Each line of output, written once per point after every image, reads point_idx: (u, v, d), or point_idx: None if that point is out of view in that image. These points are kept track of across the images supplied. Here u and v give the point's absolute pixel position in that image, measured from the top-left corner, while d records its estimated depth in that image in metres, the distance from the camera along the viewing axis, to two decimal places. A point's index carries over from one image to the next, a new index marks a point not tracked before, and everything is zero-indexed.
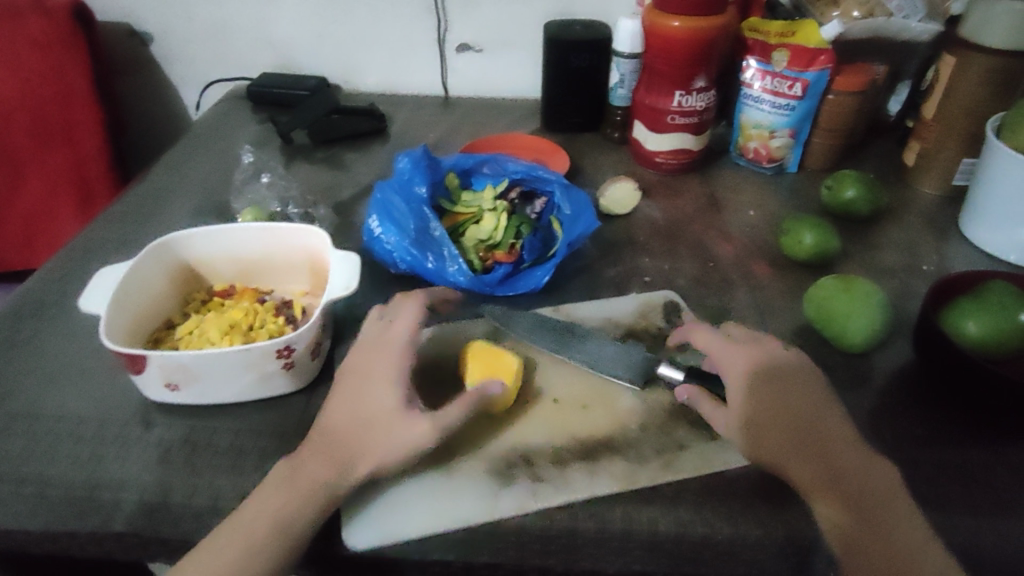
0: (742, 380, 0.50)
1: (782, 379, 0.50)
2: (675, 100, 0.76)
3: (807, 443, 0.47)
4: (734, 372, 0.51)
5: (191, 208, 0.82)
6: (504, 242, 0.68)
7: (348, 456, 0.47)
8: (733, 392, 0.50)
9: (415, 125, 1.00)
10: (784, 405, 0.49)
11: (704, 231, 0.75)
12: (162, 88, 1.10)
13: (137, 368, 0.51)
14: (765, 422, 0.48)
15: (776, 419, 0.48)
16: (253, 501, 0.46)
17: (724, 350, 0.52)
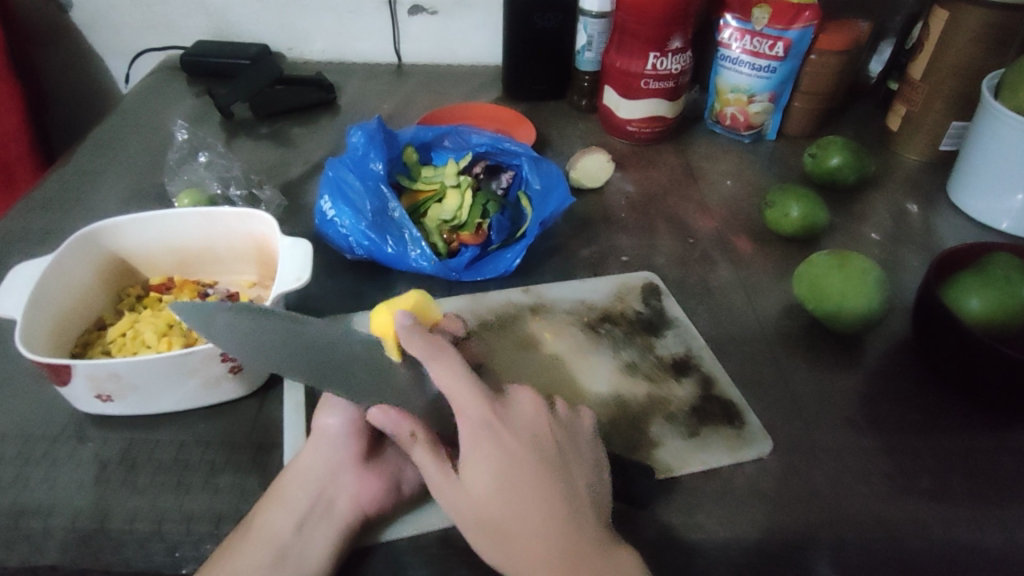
0: (486, 451, 0.38)
1: (522, 446, 0.39)
2: (649, 62, 0.71)
3: (519, 509, 0.37)
4: (477, 437, 0.38)
5: (122, 192, 0.74)
6: (470, 223, 0.62)
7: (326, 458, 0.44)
8: (469, 461, 0.38)
9: (368, 96, 0.93)
10: (517, 482, 0.38)
11: (682, 203, 0.70)
12: (86, 60, 0.99)
13: (62, 381, 0.45)
14: (505, 484, 0.38)
15: (505, 503, 0.37)
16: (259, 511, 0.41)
17: (462, 402, 0.39)
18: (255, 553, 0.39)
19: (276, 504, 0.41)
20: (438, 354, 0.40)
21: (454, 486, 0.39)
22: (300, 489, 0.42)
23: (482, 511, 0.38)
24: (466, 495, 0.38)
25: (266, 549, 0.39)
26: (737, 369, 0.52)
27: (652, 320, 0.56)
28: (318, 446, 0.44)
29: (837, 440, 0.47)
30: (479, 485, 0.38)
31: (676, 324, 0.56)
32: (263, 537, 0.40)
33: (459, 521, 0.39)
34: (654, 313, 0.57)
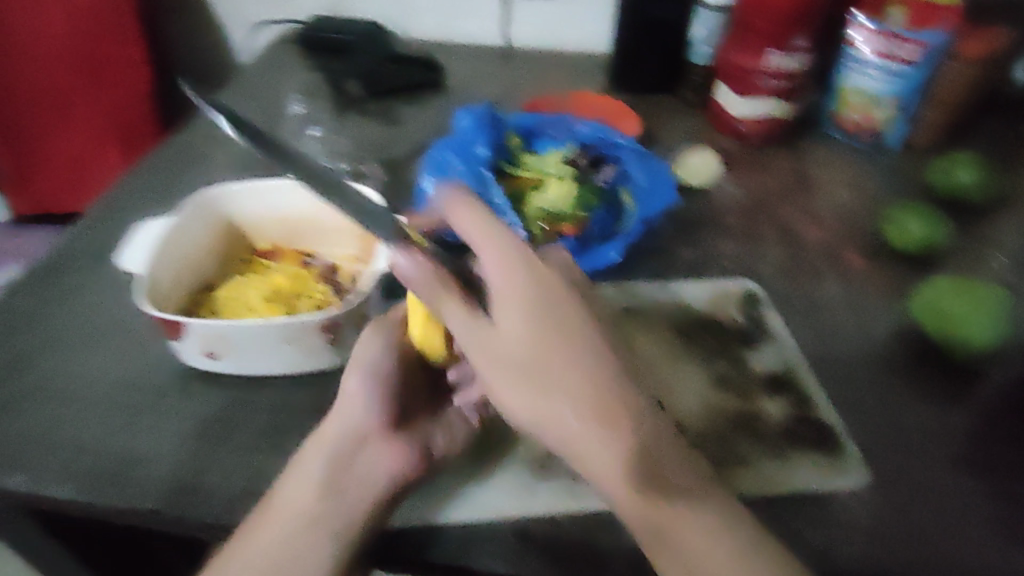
0: (517, 320, 0.35)
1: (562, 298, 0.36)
2: (769, 60, 0.68)
3: (558, 373, 0.34)
4: (513, 304, 0.35)
5: (236, 158, 0.77)
6: (570, 214, 0.61)
7: (354, 423, 0.45)
8: (490, 320, 0.36)
9: (474, 78, 0.93)
10: (561, 359, 0.34)
11: (789, 210, 0.68)
12: (210, 29, 1.04)
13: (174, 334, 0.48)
14: (543, 341, 0.35)
15: (539, 359, 0.34)
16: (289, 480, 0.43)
17: (483, 260, 0.36)
18: (276, 528, 0.41)
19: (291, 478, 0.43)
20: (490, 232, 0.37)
21: (482, 335, 0.36)
22: (308, 456, 0.43)
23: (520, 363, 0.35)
24: (499, 346, 0.35)
25: (289, 521, 0.41)
26: (837, 392, 0.50)
27: (749, 331, 0.54)
28: (349, 408, 0.45)
29: (945, 480, 0.44)
30: (514, 329, 0.35)
31: (774, 339, 0.53)
32: (285, 513, 0.41)
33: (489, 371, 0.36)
34: (751, 324, 0.54)
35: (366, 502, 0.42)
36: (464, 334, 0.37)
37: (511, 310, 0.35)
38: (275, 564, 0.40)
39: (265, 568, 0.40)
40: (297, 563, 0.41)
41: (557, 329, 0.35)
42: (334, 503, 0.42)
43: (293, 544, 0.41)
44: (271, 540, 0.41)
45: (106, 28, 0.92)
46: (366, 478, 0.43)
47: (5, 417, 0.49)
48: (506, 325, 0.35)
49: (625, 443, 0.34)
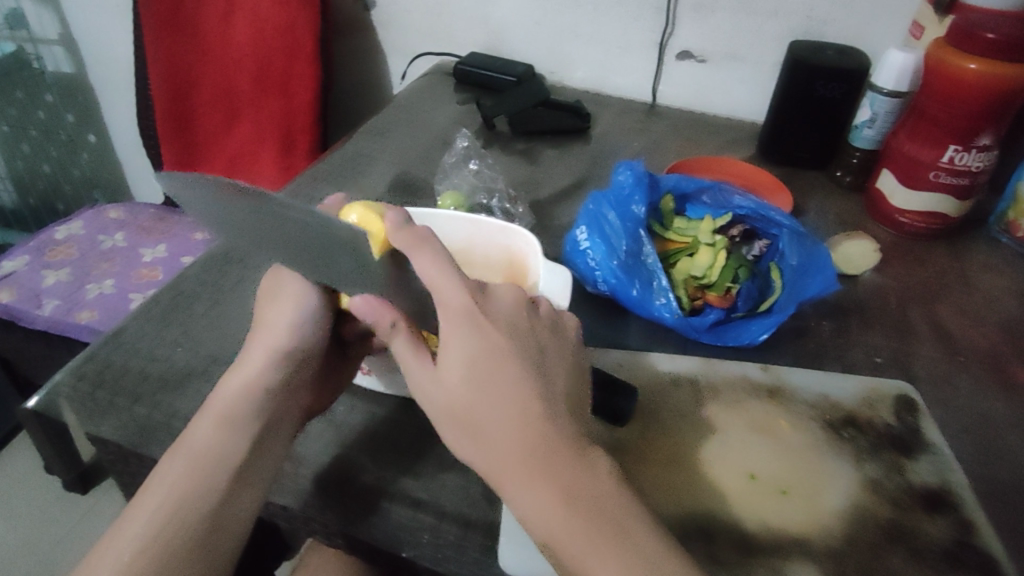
0: (529, 495, 0.36)
1: (502, 336, 0.38)
2: (946, 154, 0.65)
3: (467, 409, 0.37)
4: (528, 479, 0.36)
5: (389, 179, 0.81)
6: (720, 284, 0.60)
7: (265, 376, 0.46)
8: (482, 465, 0.37)
9: (619, 129, 0.94)
10: (491, 394, 0.37)
11: (951, 311, 0.64)
12: (373, 53, 1.10)
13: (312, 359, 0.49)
14: (474, 392, 0.37)
15: (474, 393, 0.37)
16: (203, 432, 0.44)
17: (451, 360, 0.38)
18: (195, 468, 0.43)
19: (216, 423, 0.44)
20: (440, 284, 0.39)
21: (431, 397, 0.38)
22: (247, 402, 0.45)
23: (460, 401, 0.37)
24: (438, 381, 0.38)
25: (208, 464, 0.43)
26: (1003, 521, 0.46)
27: (904, 437, 0.51)
28: (259, 361, 0.47)
29: None
30: (528, 507, 0.36)
31: (932, 451, 0.50)
32: (208, 457, 0.43)
33: (429, 407, 0.39)
34: (907, 429, 0.52)
35: (265, 469, 0.45)
36: (456, 389, 0.37)
37: (444, 357, 0.38)
38: (199, 517, 0.41)
39: (178, 512, 0.41)
40: (217, 516, 0.42)
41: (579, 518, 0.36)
42: (252, 458, 0.44)
43: (217, 494, 0.42)
44: (189, 481, 0.42)
45: (283, 47, 0.97)
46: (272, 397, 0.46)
47: (172, 392, 0.51)
48: (447, 376, 0.38)
49: (575, 467, 0.37)
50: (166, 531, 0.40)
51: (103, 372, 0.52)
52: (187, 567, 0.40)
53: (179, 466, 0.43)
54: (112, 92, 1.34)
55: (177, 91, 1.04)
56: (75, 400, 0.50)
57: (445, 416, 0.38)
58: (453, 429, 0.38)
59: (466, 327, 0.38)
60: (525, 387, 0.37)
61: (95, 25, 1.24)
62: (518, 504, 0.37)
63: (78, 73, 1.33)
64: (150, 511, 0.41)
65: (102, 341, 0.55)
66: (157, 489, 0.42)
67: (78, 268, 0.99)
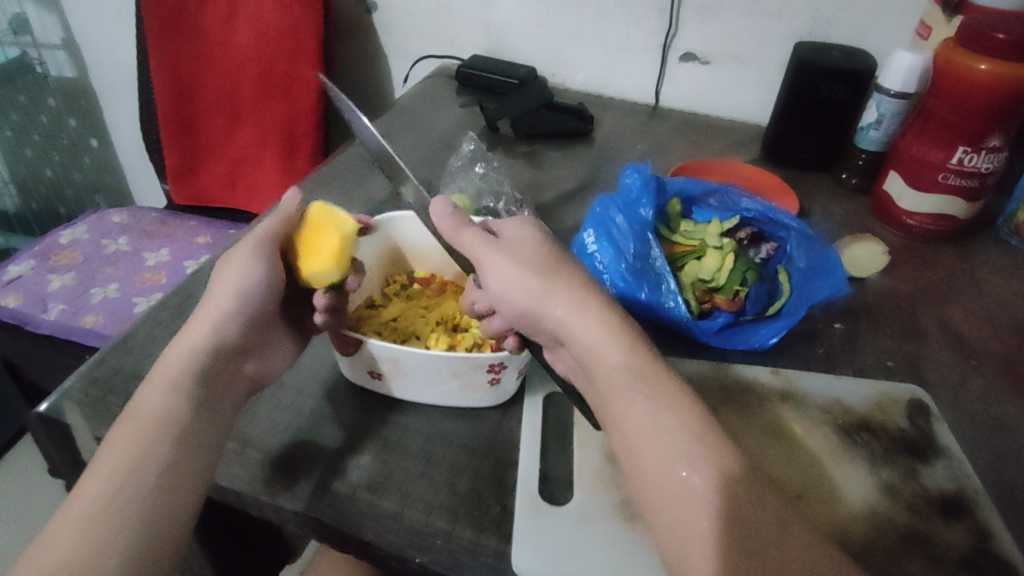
0: (600, 331, 0.46)
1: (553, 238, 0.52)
2: (956, 156, 0.65)
3: (544, 266, 0.48)
4: (588, 322, 0.46)
5: (392, 183, 0.80)
6: (728, 287, 0.60)
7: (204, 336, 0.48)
8: (547, 303, 0.47)
9: (623, 131, 0.94)
10: (559, 264, 0.49)
11: (962, 314, 0.64)
12: (375, 56, 1.10)
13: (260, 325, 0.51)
14: (547, 256, 0.49)
15: (547, 257, 0.49)
16: (150, 396, 0.44)
17: (526, 241, 0.50)
18: (143, 439, 0.42)
19: (165, 389, 0.44)
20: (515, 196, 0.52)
21: (512, 262, 0.49)
22: (186, 367, 0.46)
23: (537, 260, 0.49)
24: (515, 249, 0.49)
25: (158, 430, 0.43)
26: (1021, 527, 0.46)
27: (918, 443, 0.51)
28: (202, 325, 0.48)
29: None
30: (599, 342, 0.46)
31: (946, 455, 0.50)
32: (154, 423, 0.43)
33: (509, 266, 0.48)
34: (920, 434, 0.51)
35: (211, 434, 0.44)
36: (532, 253, 0.49)
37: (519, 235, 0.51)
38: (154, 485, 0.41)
39: (125, 480, 0.40)
40: (167, 482, 0.41)
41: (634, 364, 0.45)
42: (198, 426, 0.44)
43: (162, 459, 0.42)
44: (147, 447, 0.42)
45: (286, 50, 0.97)
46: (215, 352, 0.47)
47: None
48: (525, 243, 0.50)
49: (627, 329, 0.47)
50: (113, 498, 0.40)
51: (113, 377, 0.52)
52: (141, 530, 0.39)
53: (125, 434, 0.42)
54: (113, 96, 1.34)
55: (180, 96, 1.04)
56: (87, 405, 0.50)
57: (515, 266, 0.48)
58: (530, 275, 0.48)
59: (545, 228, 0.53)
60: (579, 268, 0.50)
61: (96, 29, 1.24)
62: (586, 337, 0.46)
63: (81, 78, 1.33)
64: (102, 481, 0.40)
65: (112, 346, 0.55)
66: (105, 457, 0.41)
67: (83, 272, 0.99)
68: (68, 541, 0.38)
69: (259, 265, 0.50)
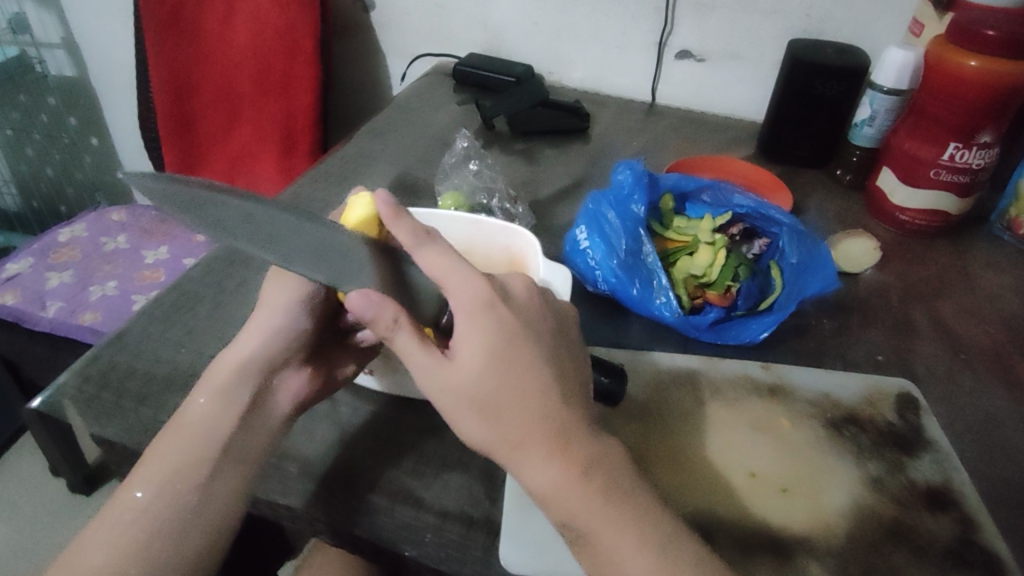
0: (548, 468, 0.37)
1: (520, 324, 0.38)
2: (947, 151, 0.65)
3: (488, 402, 0.37)
4: (550, 458, 0.37)
5: (390, 180, 0.81)
6: (719, 283, 0.59)
7: (249, 353, 0.48)
8: (512, 454, 0.37)
9: (620, 129, 0.94)
10: (511, 376, 0.37)
11: (954, 309, 0.64)
12: (373, 55, 1.10)
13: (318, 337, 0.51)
14: (496, 393, 0.37)
15: (494, 377, 0.37)
16: (197, 406, 0.46)
17: (470, 349, 0.37)
18: (184, 447, 0.44)
19: (210, 398, 0.46)
20: (455, 269, 0.38)
21: (447, 389, 0.37)
22: (231, 378, 0.47)
23: (477, 390, 0.37)
24: (452, 374, 0.37)
25: (200, 440, 0.44)
26: (1007, 519, 0.46)
27: (906, 436, 0.51)
28: (248, 341, 0.48)
29: None
30: (545, 480, 0.37)
31: (935, 447, 0.50)
32: (195, 433, 0.44)
33: (445, 400, 0.38)
34: (909, 428, 0.51)
35: (252, 442, 0.45)
36: (477, 378, 0.37)
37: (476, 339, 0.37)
38: (195, 496, 0.42)
39: (167, 487, 0.42)
40: (202, 494, 0.42)
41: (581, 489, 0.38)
42: (238, 434, 0.45)
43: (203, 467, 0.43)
44: (184, 457, 0.43)
45: (284, 49, 0.98)
46: (262, 366, 0.48)
47: (174, 394, 0.51)
48: (471, 366, 0.37)
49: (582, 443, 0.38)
50: (156, 505, 0.42)
51: (108, 373, 0.52)
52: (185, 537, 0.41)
53: (167, 443, 0.44)
54: (113, 94, 1.35)
55: (179, 94, 1.03)
56: (81, 401, 0.50)
57: (470, 411, 0.37)
58: (478, 420, 0.37)
59: (481, 322, 0.37)
60: (540, 379, 0.38)
61: (96, 29, 1.24)
62: (534, 480, 0.38)
63: (80, 77, 1.34)
64: (144, 489, 0.42)
65: (106, 342, 0.55)
66: (148, 463, 0.44)
67: (82, 270, 1.00)
68: (107, 547, 0.40)
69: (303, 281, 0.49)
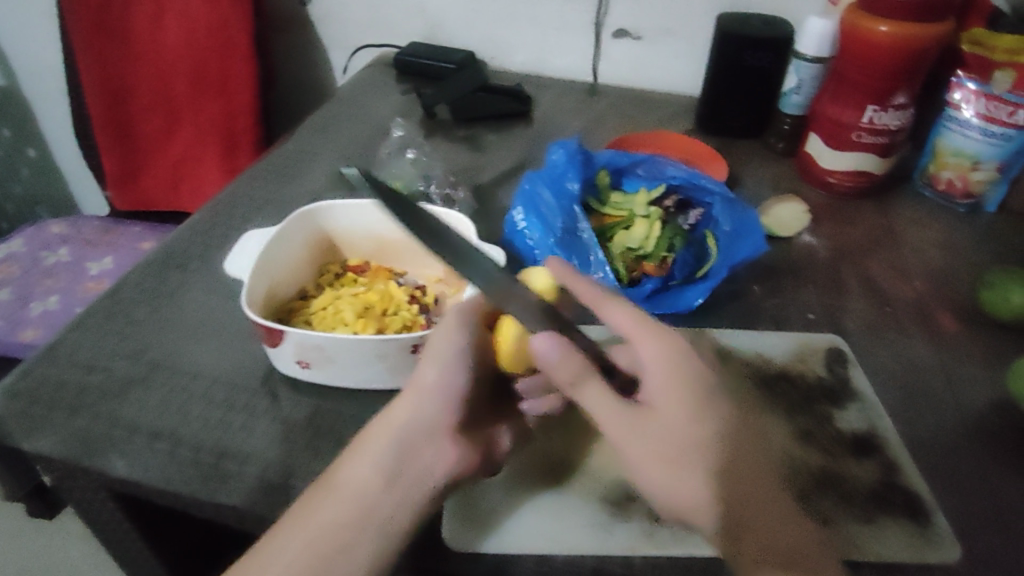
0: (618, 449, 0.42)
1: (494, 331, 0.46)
2: (866, 115, 0.68)
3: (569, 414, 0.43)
4: (654, 455, 0.41)
5: (332, 174, 0.81)
6: (655, 254, 0.62)
7: (420, 424, 0.44)
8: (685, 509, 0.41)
9: (561, 110, 0.96)
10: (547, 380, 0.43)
11: (880, 266, 0.67)
12: (313, 49, 1.10)
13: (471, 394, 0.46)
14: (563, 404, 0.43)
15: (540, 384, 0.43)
16: (344, 478, 0.42)
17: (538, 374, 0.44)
18: (313, 535, 0.41)
19: (361, 473, 0.42)
20: (646, 327, 0.43)
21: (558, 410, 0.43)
22: (389, 453, 0.43)
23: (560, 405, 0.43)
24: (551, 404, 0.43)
25: (350, 510, 0.41)
26: (925, 457, 0.49)
27: (834, 388, 0.53)
28: (392, 412, 0.44)
29: None
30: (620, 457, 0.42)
31: (861, 398, 0.53)
32: (340, 513, 0.41)
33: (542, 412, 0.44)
34: (837, 380, 0.54)
35: (393, 523, 0.42)
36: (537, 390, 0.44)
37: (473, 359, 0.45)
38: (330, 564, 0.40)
39: (311, 572, 0.40)
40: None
41: (789, 575, 0.40)
42: (387, 511, 0.42)
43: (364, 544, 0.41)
44: (319, 542, 0.40)
45: (217, 47, 0.97)
46: (411, 435, 0.43)
47: (110, 402, 0.51)
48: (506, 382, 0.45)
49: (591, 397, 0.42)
50: None
51: (40, 388, 0.52)
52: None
53: (322, 509, 0.41)
54: (50, 104, 1.32)
55: (113, 96, 1.03)
56: (13, 417, 0.50)
57: (661, 463, 0.41)
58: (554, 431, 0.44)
59: (684, 387, 0.42)
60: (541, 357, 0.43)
61: (26, 38, 1.22)
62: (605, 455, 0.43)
63: (12, 85, 1.31)
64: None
65: (36, 358, 0.55)
66: (271, 549, 0.41)
67: (20, 287, 0.98)
68: None
69: (465, 345, 0.45)
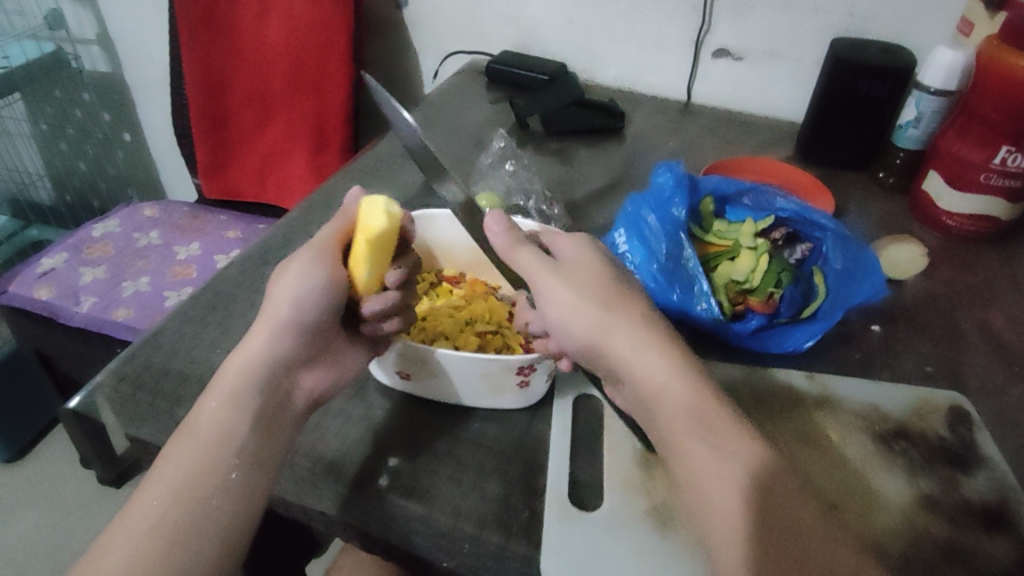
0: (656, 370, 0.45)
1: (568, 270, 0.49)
2: (998, 155, 0.63)
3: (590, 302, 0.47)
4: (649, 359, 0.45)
5: (423, 179, 0.80)
6: (762, 289, 0.59)
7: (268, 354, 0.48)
8: (616, 330, 0.45)
9: (655, 128, 0.93)
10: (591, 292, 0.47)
11: (1003, 318, 0.62)
12: (405, 53, 1.10)
13: (332, 325, 0.51)
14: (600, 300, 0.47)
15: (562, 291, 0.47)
16: (204, 409, 0.45)
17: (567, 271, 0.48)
18: (196, 456, 0.43)
19: (223, 407, 0.45)
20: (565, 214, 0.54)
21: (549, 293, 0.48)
22: (246, 382, 0.46)
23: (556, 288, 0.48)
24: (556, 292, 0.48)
25: (212, 447, 0.44)
26: None
27: (958, 451, 0.49)
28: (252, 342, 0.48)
29: None
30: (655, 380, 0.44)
31: (990, 468, 0.48)
32: (207, 443, 0.44)
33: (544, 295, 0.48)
34: (961, 443, 0.50)
35: (274, 454, 0.45)
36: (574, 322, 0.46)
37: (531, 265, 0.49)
38: (203, 492, 0.43)
39: (184, 495, 0.42)
40: (212, 498, 0.43)
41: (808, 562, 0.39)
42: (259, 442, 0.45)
43: (219, 471, 0.43)
44: (191, 467, 0.43)
45: (315, 46, 0.97)
46: (275, 362, 0.48)
47: None
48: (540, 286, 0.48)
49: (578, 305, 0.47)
50: (173, 514, 0.42)
51: (145, 373, 0.52)
52: (193, 539, 0.41)
53: (181, 451, 0.44)
54: (147, 91, 1.36)
55: (211, 89, 1.05)
56: (120, 398, 0.50)
57: (585, 290, 0.47)
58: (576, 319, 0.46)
59: (594, 250, 0.50)
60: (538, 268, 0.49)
61: (131, 27, 1.26)
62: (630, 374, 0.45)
63: (115, 72, 1.35)
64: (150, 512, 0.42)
65: (142, 342, 0.55)
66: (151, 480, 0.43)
67: (115, 266, 1.01)
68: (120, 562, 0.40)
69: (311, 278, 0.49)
